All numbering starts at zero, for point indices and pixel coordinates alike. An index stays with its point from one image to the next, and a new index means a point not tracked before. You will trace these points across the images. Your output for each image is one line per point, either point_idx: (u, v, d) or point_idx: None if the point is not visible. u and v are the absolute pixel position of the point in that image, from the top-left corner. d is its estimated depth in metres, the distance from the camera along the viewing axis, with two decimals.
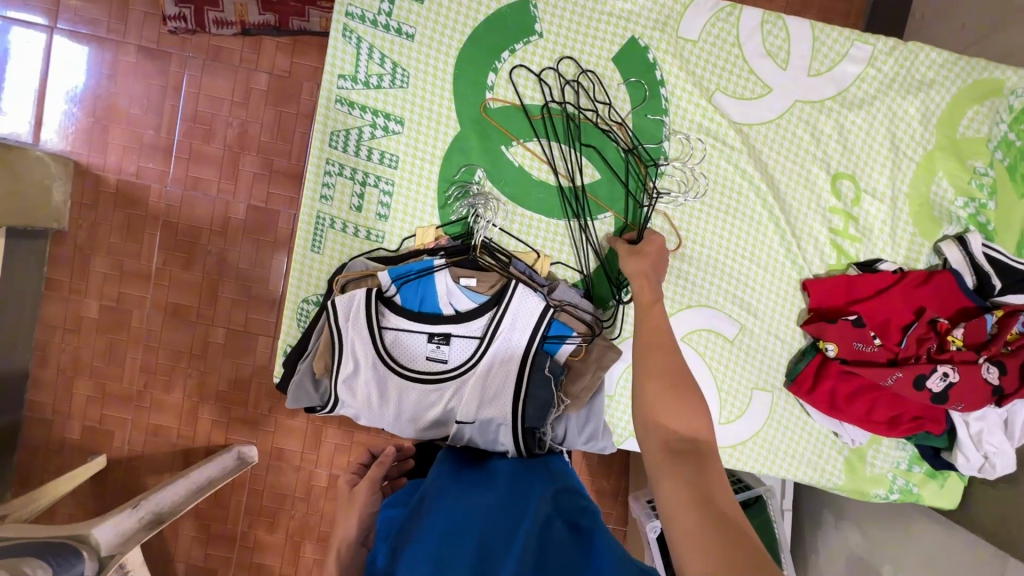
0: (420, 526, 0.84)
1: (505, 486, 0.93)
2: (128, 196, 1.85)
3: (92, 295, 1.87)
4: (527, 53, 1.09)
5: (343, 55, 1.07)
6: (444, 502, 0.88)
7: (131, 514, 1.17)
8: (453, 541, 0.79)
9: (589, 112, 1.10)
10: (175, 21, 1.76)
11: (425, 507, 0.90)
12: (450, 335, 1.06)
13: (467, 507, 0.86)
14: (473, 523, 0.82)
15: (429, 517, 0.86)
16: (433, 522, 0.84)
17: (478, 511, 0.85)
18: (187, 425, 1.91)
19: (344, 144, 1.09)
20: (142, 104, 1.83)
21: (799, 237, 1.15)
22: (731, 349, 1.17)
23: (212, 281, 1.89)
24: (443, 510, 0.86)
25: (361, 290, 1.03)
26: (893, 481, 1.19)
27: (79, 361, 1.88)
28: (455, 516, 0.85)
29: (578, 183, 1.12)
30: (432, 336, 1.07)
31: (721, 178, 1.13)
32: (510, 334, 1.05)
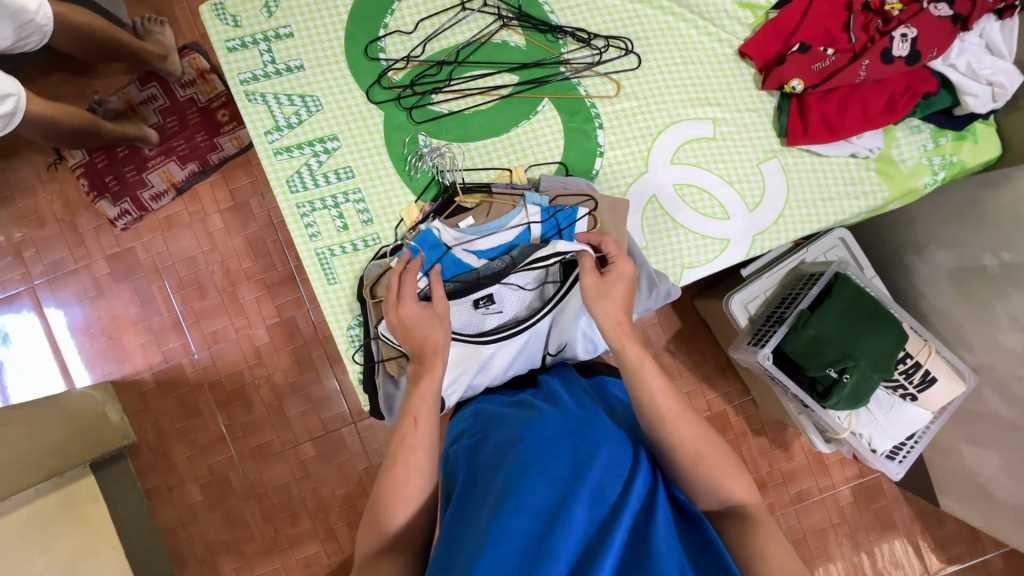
0: (528, 454, 0.78)
1: (616, 426, 0.86)
2: (169, 381, 1.96)
3: (190, 479, 1.96)
4: (398, 21, 1.18)
5: (258, 115, 1.17)
6: (559, 434, 0.81)
7: None
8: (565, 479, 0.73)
9: (477, 32, 1.18)
10: (121, 218, 1.92)
11: (532, 432, 0.83)
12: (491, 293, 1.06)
13: (583, 442, 0.79)
14: (592, 460, 0.75)
15: (539, 445, 0.79)
16: (544, 453, 0.77)
17: (597, 446, 0.78)
18: (329, 540, 1.96)
19: (302, 183, 1.17)
20: (136, 300, 1.95)
21: (710, 17, 1.20)
22: (718, 145, 1.20)
23: (276, 407, 1.96)
24: (558, 443, 0.79)
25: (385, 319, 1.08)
26: (932, 165, 1.19)
27: (211, 542, 1.95)
28: (572, 451, 0.78)
29: (504, 93, 1.18)
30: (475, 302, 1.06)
31: (614, 13, 1.19)
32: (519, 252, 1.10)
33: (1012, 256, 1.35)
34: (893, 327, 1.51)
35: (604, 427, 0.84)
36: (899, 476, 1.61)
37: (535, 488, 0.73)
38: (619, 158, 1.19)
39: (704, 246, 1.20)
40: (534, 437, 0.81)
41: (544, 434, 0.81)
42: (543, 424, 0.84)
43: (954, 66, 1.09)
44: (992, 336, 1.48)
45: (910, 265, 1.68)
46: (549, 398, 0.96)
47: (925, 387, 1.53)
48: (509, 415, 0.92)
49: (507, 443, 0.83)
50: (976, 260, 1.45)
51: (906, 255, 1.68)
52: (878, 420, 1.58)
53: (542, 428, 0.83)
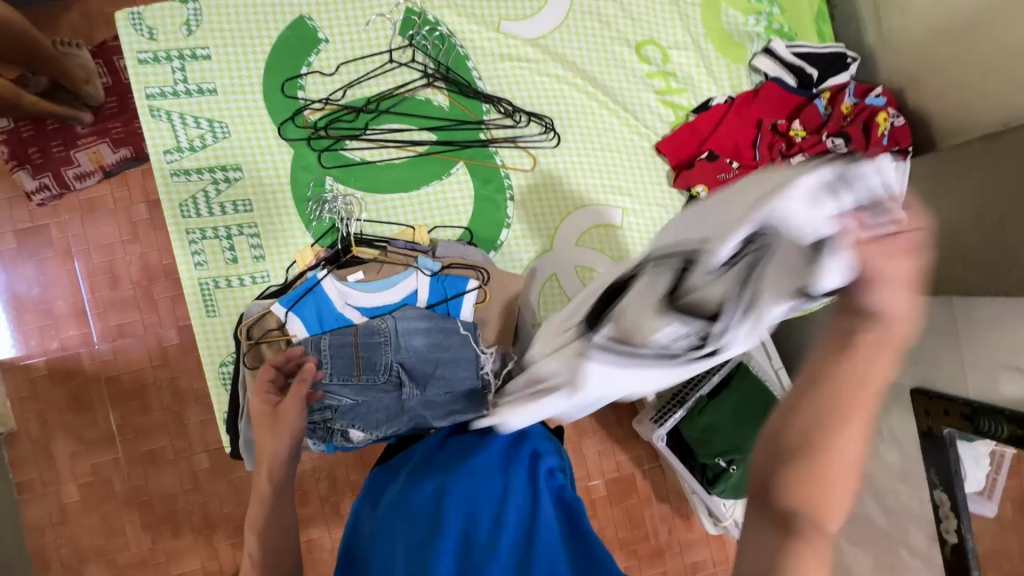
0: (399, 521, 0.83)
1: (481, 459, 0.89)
2: (63, 371, 1.85)
3: (67, 478, 1.84)
4: (321, 61, 1.16)
5: (161, 133, 1.13)
6: (423, 499, 0.84)
7: None
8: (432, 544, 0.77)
9: (400, 87, 1.17)
10: (39, 193, 1.81)
11: (402, 500, 0.86)
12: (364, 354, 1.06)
13: (446, 498, 0.83)
14: (450, 510, 0.81)
15: (407, 518, 0.82)
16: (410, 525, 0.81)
17: (458, 494, 0.83)
18: (210, 559, 1.87)
19: (196, 210, 1.13)
20: (42, 281, 1.84)
21: (632, 109, 1.22)
22: (622, 233, 1.22)
23: (175, 413, 1.88)
24: (424, 510, 0.83)
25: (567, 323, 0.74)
26: None
27: (79, 547, 1.83)
28: (433, 515, 0.81)
29: (419, 152, 1.18)
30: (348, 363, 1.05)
31: (541, 90, 1.20)
32: (402, 318, 1.06)
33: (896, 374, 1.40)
34: None
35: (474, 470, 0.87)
36: None
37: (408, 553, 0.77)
38: (524, 232, 1.20)
39: None
40: (404, 509, 0.84)
41: (408, 503, 0.85)
42: (414, 486, 0.87)
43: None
44: (876, 445, 1.53)
45: (814, 362, 1.73)
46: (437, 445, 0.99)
47: None
48: (396, 475, 0.94)
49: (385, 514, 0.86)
50: None
51: (812, 352, 1.74)
52: (762, 512, 1.60)
53: (410, 493, 0.86)
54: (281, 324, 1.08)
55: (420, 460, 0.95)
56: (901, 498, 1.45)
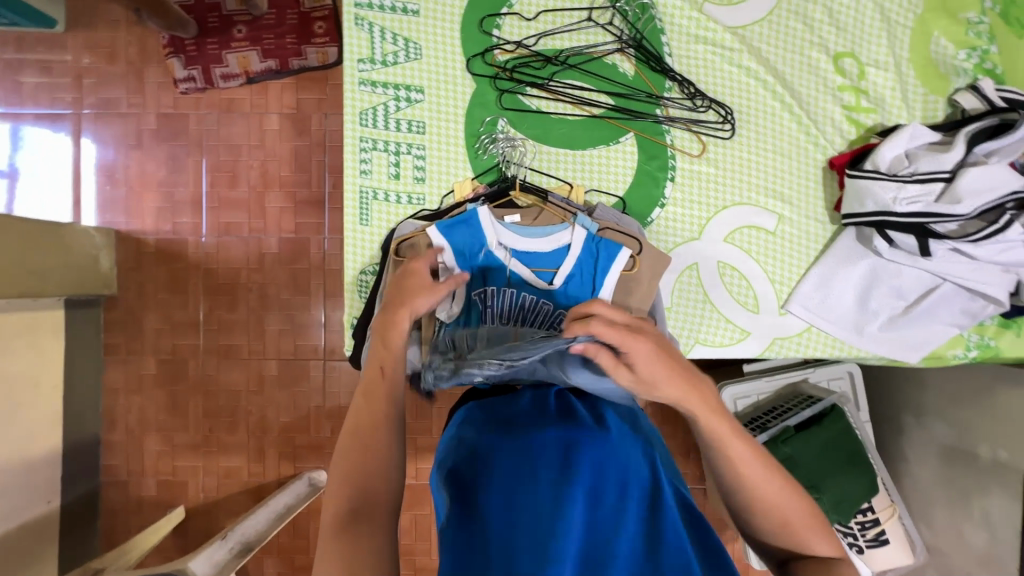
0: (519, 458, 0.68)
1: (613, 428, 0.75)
2: (169, 252, 1.94)
3: (150, 351, 1.94)
4: (523, 5, 1.18)
5: (359, 42, 1.17)
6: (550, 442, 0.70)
7: (222, 546, 1.38)
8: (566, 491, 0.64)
9: (591, 46, 1.18)
10: (185, 83, 1.90)
11: (521, 443, 0.71)
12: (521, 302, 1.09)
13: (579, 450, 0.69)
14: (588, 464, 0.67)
15: (526, 458, 0.68)
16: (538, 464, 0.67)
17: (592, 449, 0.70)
18: (257, 461, 1.95)
19: (373, 121, 1.17)
20: (170, 165, 1.94)
21: (814, 118, 1.20)
22: (773, 239, 1.21)
23: (258, 317, 1.95)
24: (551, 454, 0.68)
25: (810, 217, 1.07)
26: (969, 339, 1.20)
27: (145, 417, 1.93)
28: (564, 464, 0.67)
29: (594, 114, 1.18)
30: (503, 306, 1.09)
31: (728, 79, 1.19)
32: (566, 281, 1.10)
33: (1007, 455, 1.34)
34: (865, 474, 1.50)
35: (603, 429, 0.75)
36: None
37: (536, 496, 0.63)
38: (677, 215, 1.19)
39: (726, 330, 1.20)
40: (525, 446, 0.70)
41: (533, 443, 0.70)
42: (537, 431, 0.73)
43: (927, 269, 1.11)
44: (956, 524, 1.47)
45: (904, 425, 1.67)
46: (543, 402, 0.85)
47: (876, 545, 1.52)
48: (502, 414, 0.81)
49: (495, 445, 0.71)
50: (971, 445, 1.44)
51: (904, 414, 1.67)
52: None
53: (534, 434, 0.72)
54: (432, 247, 1.09)
55: (529, 408, 0.82)
56: None
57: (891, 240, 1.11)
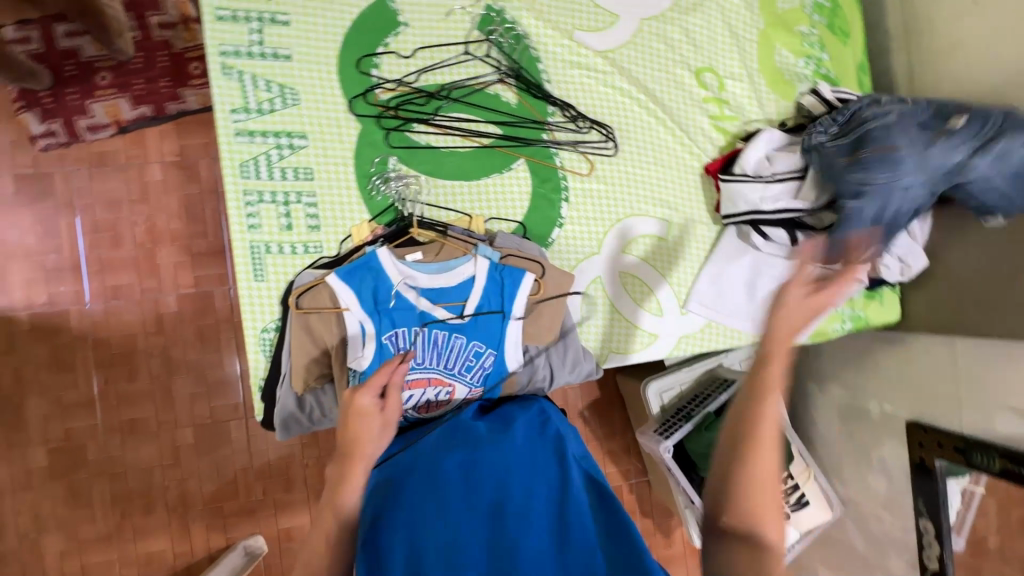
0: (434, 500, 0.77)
1: (510, 441, 0.89)
2: (48, 327, 1.73)
3: (37, 441, 1.71)
4: (398, 43, 1.18)
5: (229, 91, 1.11)
6: (452, 469, 0.81)
7: None
8: (470, 521, 0.75)
9: (471, 79, 1.20)
10: (45, 138, 1.68)
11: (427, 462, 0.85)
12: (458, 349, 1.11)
13: (480, 468, 0.82)
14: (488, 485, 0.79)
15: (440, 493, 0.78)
16: (444, 497, 0.78)
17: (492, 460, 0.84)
18: (182, 540, 1.77)
19: (256, 172, 1.12)
20: (37, 230, 1.73)
21: (686, 129, 1.30)
22: (666, 245, 1.28)
23: (164, 384, 1.78)
24: (456, 477, 0.81)
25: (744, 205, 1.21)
26: (843, 313, 1.34)
27: (40, 517, 1.70)
28: (468, 482, 0.80)
29: (484, 144, 1.20)
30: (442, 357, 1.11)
31: (605, 100, 1.26)
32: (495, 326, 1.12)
33: (892, 407, 1.50)
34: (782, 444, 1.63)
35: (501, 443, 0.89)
36: None
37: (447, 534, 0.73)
38: (576, 234, 1.24)
39: (637, 336, 1.26)
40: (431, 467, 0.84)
41: (440, 465, 0.84)
42: (444, 448, 0.88)
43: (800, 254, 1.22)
44: (861, 473, 1.62)
45: (809, 391, 1.82)
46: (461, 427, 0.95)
47: (799, 507, 1.64)
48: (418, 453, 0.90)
49: (412, 494, 0.80)
50: (863, 403, 1.60)
51: (808, 382, 1.82)
52: None
53: (440, 460, 0.84)
54: (334, 299, 1.07)
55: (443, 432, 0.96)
56: (882, 524, 1.56)
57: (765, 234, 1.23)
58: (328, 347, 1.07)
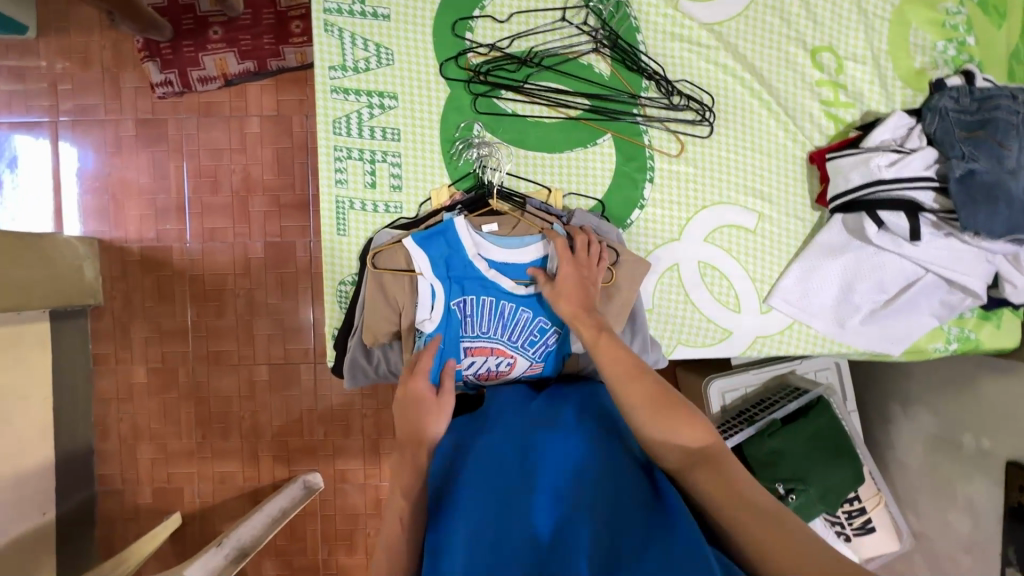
0: (483, 468, 0.79)
1: (564, 419, 0.85)
2: (154, 260, 1.91)
3: (139, 360, 1.92)
4: (495, 7, 1.16)
5: (329, 48, 1.14)
6: (504, 444, 0.81)
7: (217, 553, 1.29)
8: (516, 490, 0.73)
9: (565, 47, 1.16)
10: (162, 87, 1.82)
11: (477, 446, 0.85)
12: (525, 324, 1.12)
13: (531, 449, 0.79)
14: (538, 461, 0.76)
15: (489, 463, 0.79)
16: (492, 479, 0.76)
17: (546, 437, 0.80)
18: (251, 466, 1.94)
19: (347, 129, 1.16)
20: (151, 171, 1.90)
21: (792, 114, 1.19)
22: (753, 238, 1.20)
23: (246, 323, 1.92)
24: (504, 456, 0.79)
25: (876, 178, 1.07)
26: (949, 332, 1.20)
27: (138, 427, 1.92)
28: (519, 464, 0.77)
29: (571, 116, 1.17)
30: (507, 331, 1.12)
31: (705, 76, 1.18)
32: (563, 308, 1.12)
33: (990, 443, 1.35)
34: (852, 465, 1.51)
35: (560, 422, 0.85)
36: None
37: (490, 501, 0.73)
38: (657, 217, 1.19)
39: (708, 330, 1.20)
40: (482, 451, 0.83)
41: (495, 440, 0.84)
42: (501, 424, 0.88)
43: (911, 257, 1.10)
44: (941, 510, 1.49)
45: (891, 413, 1.67)
46: (517, 404, 0.94)
47: (862, 533, 1.54)
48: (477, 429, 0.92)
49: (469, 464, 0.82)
50: (955, 434, 1.45)
51: (891, 403, 1.67)
52: None
53: (489, 445, 0.83)
54: (409, 260, 1.10)
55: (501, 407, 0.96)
56: (957, 567, 1.43)
57: (881, 222, 1.08)
58: (399, 307, 1.10)
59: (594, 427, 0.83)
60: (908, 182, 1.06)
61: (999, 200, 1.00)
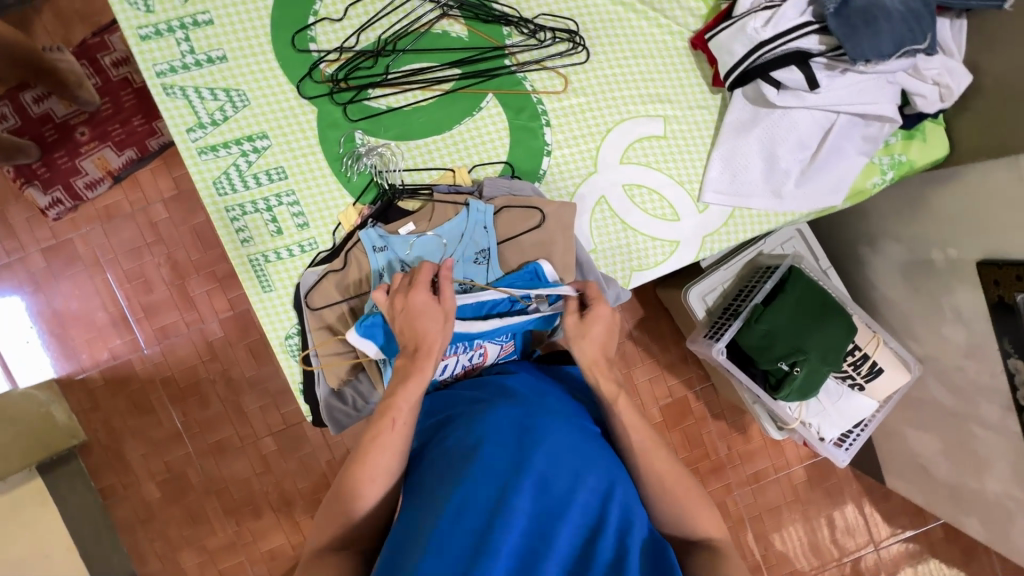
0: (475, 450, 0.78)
1: (560, 413, 0.86)
2: (119, 379, 1.85)
3: (145, 478, 1.87)
4: (327, 7, 1.09)
5: (179, 112, 1.08)
6: (501, 430, 0.81)
7: None
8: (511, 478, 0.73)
9: (413, 22, 1.11)
10: (53, 208, 1.75)
11: (473, 422, 0.83)
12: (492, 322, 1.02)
13: (530, 437, 0.79)
14: (535, 451, 0.76)
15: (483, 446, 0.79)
16: (485, 462, 0.76)
17: (545, 429, 0.80)
18: (294, 533, 1.92)
19: (231, 186, 1.10)
20: (78, 294, 1.82)
21: (661, 7, 1.15)
22: (667, 143, 1.18)
23: (233, 404, 1.88)
24: (504, 439, 0.79)
25: (758, 43, 1.04)
26: (881, 164, 1.20)
27: (169, 541, 1.89)
28: (512, 453, 0.77)
29: (446, 90, 1.12)
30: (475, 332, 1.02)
31: (562, 0, 1.13)
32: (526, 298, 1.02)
33: (958, 251, 1.36)
34: (841, 318, 1.53)
35: (556, 415, 0.85)
36: (845, 463, 1.64)
37: (481, 484, 0.73)
38: (566, 158, 1.16)
39: (657, 247, 1.19)
40: (478, 429, 0.82)
41: (490, 422, 0.82)
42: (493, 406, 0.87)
43: (818, 105, 1.08)
44: (935, 327, 1.52)
45: (863, 255, 1.69)
46: (503, 388, 0.94)
47: (873, 377, 1.56)
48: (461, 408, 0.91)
49: (459, 444, 0.81)
50: (924, 253, 1.46)
51: (859, 246, 1.69)
52: (826, 410, 1.59)
53: (484, 427, 0.82)
54: (341, 289, 1.08)
55: (486, 392, 0.95)
56: (967, 374, 1.46)
57: (778, 83, 1.06)
58: (352, 338, 1.08)
59: (586, 427, 0.85)
60: (789, 34, 1.03)
61: (879, 22, 0.98)
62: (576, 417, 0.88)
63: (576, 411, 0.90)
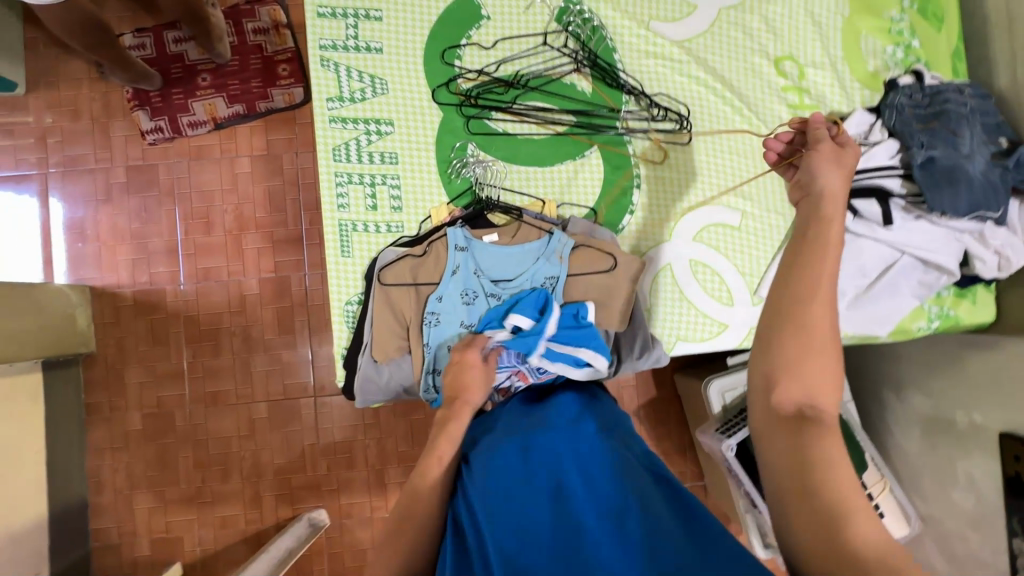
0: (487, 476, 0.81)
1: (564, 428, 0.89)
2: (147, 304, 1.90)
3: (134, 406, 1.88)
4: (481, 35, 1.24)
5: (326, 82, 1.21)
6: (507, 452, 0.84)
7: None
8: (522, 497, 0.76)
9: (548, 68, 1.25)
10: (153, 133, 1.89)
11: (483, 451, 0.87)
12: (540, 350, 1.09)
13: (535, 453, 0.83)
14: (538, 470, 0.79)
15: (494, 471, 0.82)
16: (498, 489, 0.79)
17: (548, 447, 0.83)
18: (254, 508, 1.88)
19: (347, 156, 1.21)
20: (142, 216, 1.90)
21: (764, 119, 1.28)
22: (739, 235, 1.27)
23: (243, 360, 1.91)
24: (509, 465, 0.82)
25: None
26: (930, 311, 1.26)
27: (133, 475, 1.86)
28: (521, 474, 0.80)
29: (559, 131, 1.24)
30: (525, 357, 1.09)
31: (680, 88, 1.27)
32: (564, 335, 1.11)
33: (982, 417, 1.40)
34: (854, 451, 1.54)
35: (560, 429, 0.88)
36: None
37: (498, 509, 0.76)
38: (646, 221, 1.25)
39: (704, 324, 1.25)
40: (488, 455, 0.85)
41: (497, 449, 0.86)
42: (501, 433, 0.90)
43: (887, 241, 1.17)
44: (945, 488, 1.52)
45: (886, 399, 1.72)
46: (515, 415, 0.97)
47: None
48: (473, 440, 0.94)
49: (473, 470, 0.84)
50: (949, 412, 1.49)
51: (885, 390, 1.73)
52: None
53: (494, 449, 0.86)
54: (414, 274, 1.14)
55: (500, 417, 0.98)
56: (968, 544, 1.45)
57: (855, 210, 1.16)
58: (407, 320, 1.14)
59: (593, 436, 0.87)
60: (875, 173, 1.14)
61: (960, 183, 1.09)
62: (585, 423, 0.91)
63: (585, 418, 0.92)
